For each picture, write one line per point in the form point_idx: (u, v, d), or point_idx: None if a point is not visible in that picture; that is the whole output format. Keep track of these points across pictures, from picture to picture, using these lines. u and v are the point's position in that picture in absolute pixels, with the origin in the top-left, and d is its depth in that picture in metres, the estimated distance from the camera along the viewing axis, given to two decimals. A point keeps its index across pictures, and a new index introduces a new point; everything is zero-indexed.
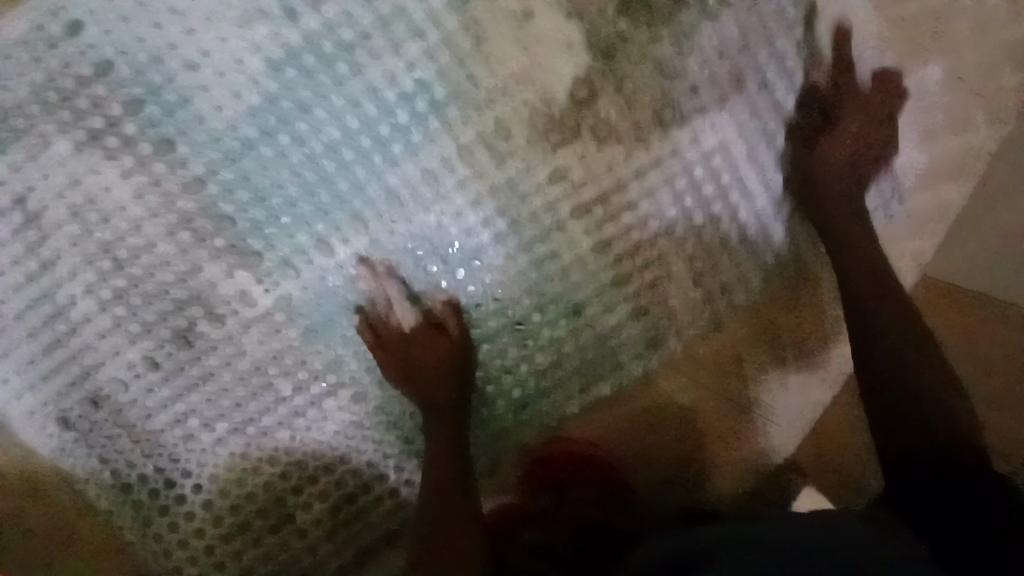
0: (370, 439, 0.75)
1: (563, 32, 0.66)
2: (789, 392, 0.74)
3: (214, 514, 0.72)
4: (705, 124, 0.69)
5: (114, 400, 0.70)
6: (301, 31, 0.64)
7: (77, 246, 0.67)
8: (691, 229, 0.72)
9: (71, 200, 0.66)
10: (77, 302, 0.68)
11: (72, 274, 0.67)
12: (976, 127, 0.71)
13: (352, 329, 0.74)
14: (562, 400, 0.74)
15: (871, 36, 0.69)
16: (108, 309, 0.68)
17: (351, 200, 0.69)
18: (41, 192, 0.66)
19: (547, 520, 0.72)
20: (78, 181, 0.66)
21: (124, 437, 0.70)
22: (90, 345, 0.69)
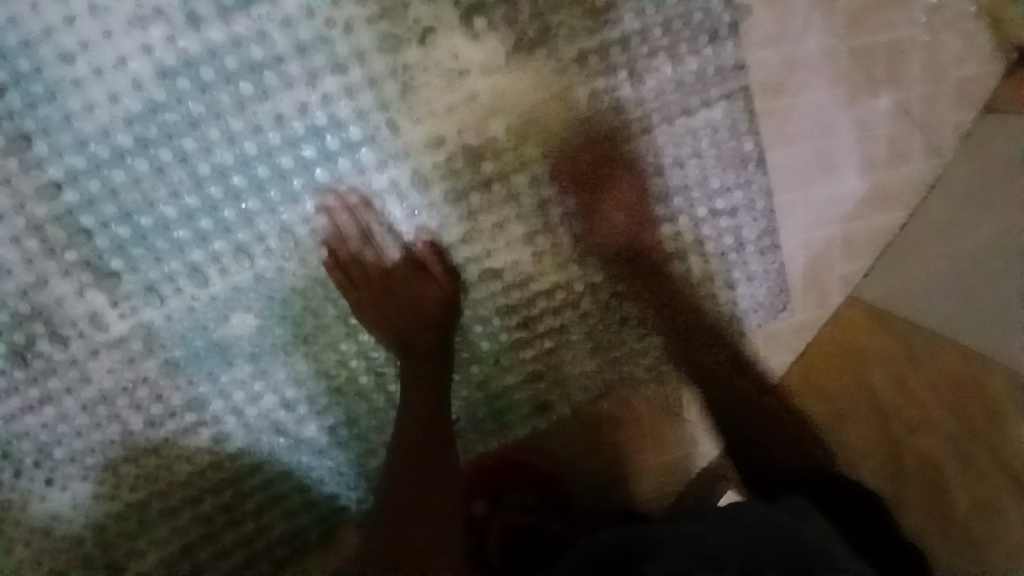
0: (234, 481, 0.69)
1: (496, 95, 0.63)
2: (714, 403, 0.78)
3: (56, 541, 0.67)
4: (622, 209, 0.69)
5: None
6: (201, 41, 0.57)
7: None
8: (596, 305, 0.72)
9: None
10: None
11: None
12: (878, 208, 0.75)
13: (223, 370, 0.66)
14: (467, 433, 0.73)
15: (785, 136, 0.70)
16: None
17: (234, 229, 0.61)
18: None
19: (486, 527, 0.74)
20: None
21: None
22: None
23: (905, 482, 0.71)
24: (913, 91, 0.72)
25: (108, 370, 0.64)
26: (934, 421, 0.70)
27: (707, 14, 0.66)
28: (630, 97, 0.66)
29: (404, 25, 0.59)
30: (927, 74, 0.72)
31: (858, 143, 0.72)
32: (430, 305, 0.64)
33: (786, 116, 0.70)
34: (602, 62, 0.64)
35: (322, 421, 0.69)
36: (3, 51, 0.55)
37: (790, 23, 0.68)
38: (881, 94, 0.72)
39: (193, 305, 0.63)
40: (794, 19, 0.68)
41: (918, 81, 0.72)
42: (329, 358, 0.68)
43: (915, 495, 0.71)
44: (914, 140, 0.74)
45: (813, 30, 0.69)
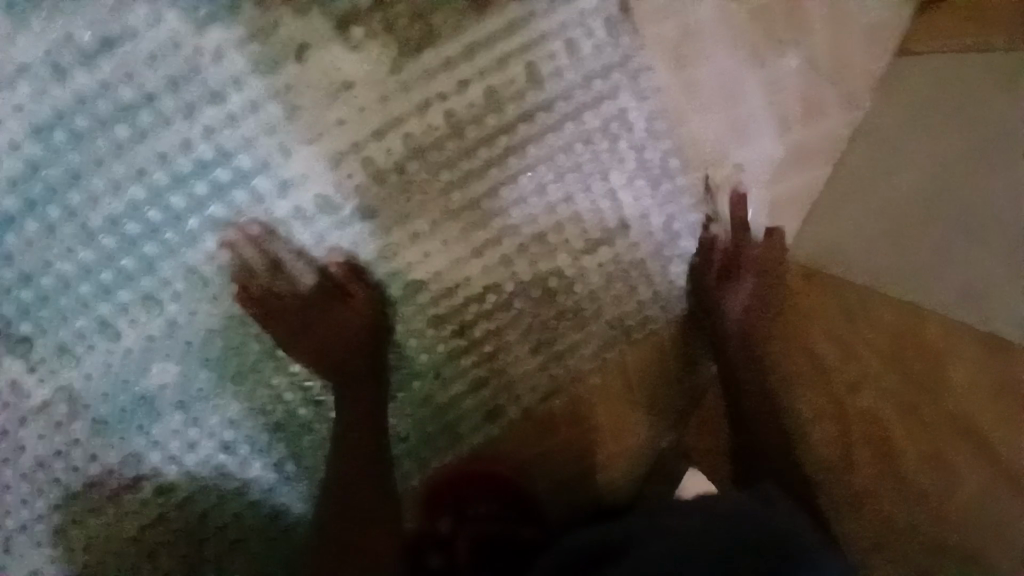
0: (186, 530, 0.68)
1: (389, 103, 0.60)
2: (671, 380, 0.75)
3: None
4: (540, 203, 0.67)
5: None
6: (71, 90, 0.55)
7: None
8: (527, 303, 0.71)
9: None
10: None
11: None
12: (808, 163, 0.71)
13: (152, 422, 0.64)
14: (421, 449, 0.73)
15: (697, 106, 0.69)
16: None
17: (136, 278, 0.59)
18: None
19: (449, 543, 0.72)
20: None
21: None
22: None
23: (854, 450, 0.68)
24: (823, 42, 0.70)
25: (39, 437, 0.63)
26: (874, 377, 0.69)
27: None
28: (529, 87, 0.63)
29: (279, 43, 0.57)
30: (832, 23, 0.70)
31: (776, 101, 0.70)
32: (354, 328, 0.63)
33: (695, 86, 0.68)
34: (494, 55, 0.62)
35: (267, 458, 0.68)
36: None
37: None
38: (792, 49, 0.69)
39: (109, 361, 0.61)
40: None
41: (825, 31, 0.70)
42: (262, 396, 0.66)
43: (866, 463, 0.68)
44: (835, 89, 0.70)
45: None
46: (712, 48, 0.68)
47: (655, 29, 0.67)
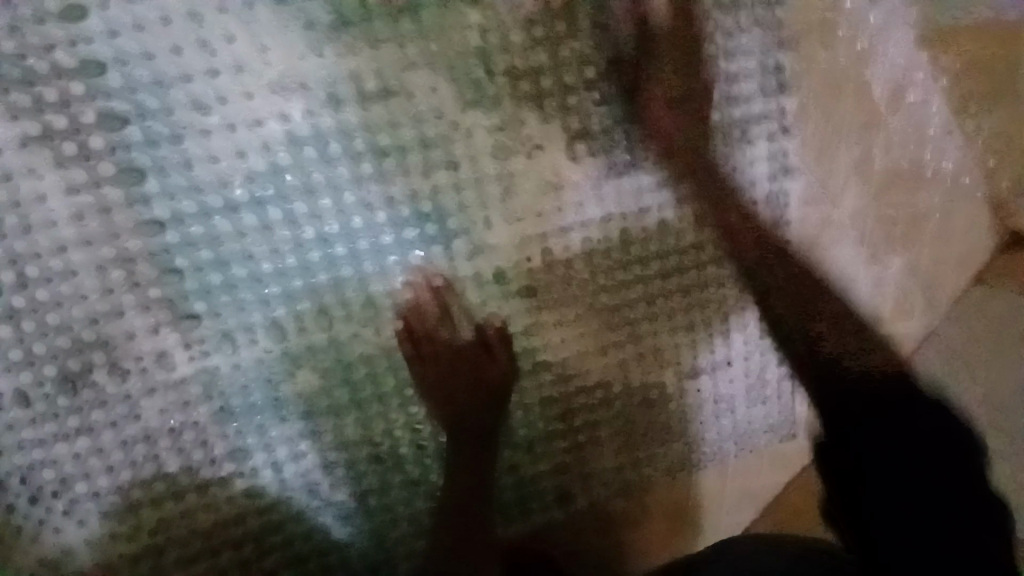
0: (254, 532, 0.69)
1: (580, 209, 0.69)
2: (724, 507, 0.85)
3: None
4: (667, 325, 0.75)
5: None
6: (336, 119, 0.61)
7: None
8: (627, 406, 0.77)
9: None
10: None
11: None
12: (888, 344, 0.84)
13: (273, 423, 0.66)
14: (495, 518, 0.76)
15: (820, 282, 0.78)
16: None
17: (322, 290, 0.64)
18: None
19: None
20: (11, 178, 0.56)
21: None
22: None
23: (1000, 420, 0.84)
24: (921, 253, 0.83)
25: (160, 409, 0.64)
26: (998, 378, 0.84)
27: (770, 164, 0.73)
28: (692, 227, 0.73)
29: (516, 136, 0.66)
30: (935, 244, 0.83)
31: (872, 291, 0.81)
32: (488, 386, 0.68)
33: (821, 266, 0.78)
34: (675, 194, 0.71)
35: (356, 486, 0.71)
36: (136, 86, 0.57)
37: (834, 186, 0.76)
38: (898, 254, 0.82)
39: (262, 356, 0.64)
40: (837, 181, 0.76)
41: (926, 248, 0.83)
42: (377, 426, 0.70)
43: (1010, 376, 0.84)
44: (923, 294, 0.84)
45: (852, 191, 0.77)
46: (844, 242, 0.78)
47: (805, 207, 0.75)
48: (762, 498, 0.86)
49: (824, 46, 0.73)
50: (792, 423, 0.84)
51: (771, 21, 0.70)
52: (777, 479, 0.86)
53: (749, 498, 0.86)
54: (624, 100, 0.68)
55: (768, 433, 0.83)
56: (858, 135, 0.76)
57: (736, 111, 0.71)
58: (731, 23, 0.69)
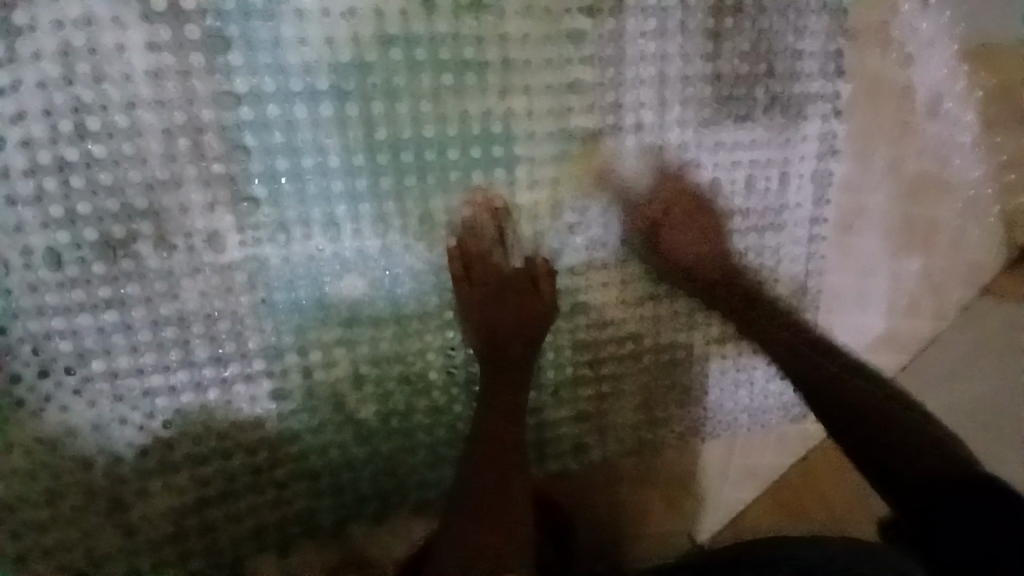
0: (271, 438, 0.67)
1: (642, 156, 0.70)
2: (725, 482, 0.86)
3: (65, 467, 0.61)
4: (702, 287, 0.77)
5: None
6: (428, 22, 0.61)
7: (47, 87, 0.54)
8: (653, 363, 0.78)
9: (71, 39, 0.54)
10: (4, 152, 0.54)
11: (21, 118, 0.54)
12: (893, 338, 0.88)
13: (311, 325, 0.65)
14: None
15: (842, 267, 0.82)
16: (36, 177, 0.56)
17: (383, 197, 0.63)
18: (41, 16, 0.53)
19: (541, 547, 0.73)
20: (93, 24, 0.54)
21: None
22: None
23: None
24: (938, 260, 0.86)
25: (200, 293, 0.61)
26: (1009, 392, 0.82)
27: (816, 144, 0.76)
28: (740, 194, 0.75)
29: (594, 75, 0.67)
30: (950, 251, 0.86)
31: (884, 287, 0.85)
32: (530, 318, 0.68)
33: (846, 252, 0.82)
34: (728, 160, 0.74)
35: (381, 405, 0.69)
36: None
37: (868, 180, 0.80)
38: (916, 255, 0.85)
39: (314, 255, 0.63)
40: (871, 175, 0.80)
41: (943, 254, 0.86)
42: (411, 345, 0.69)
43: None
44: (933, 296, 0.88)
45: (883, 188, 0.81)
46: (867, 235, 0.82)
47: (838, 193, 0.79)
48: (764, 478, 0.87)
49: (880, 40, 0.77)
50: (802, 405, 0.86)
51: (840, 8, 0.74)
52: (781, 458, 0.87)
53: (750, 477, 0.87)
54: (698, 59, 0.70)
55: (779, 409, 0.85)
56: (896, 140, 0.80)
57: (796, 89, 0.74)
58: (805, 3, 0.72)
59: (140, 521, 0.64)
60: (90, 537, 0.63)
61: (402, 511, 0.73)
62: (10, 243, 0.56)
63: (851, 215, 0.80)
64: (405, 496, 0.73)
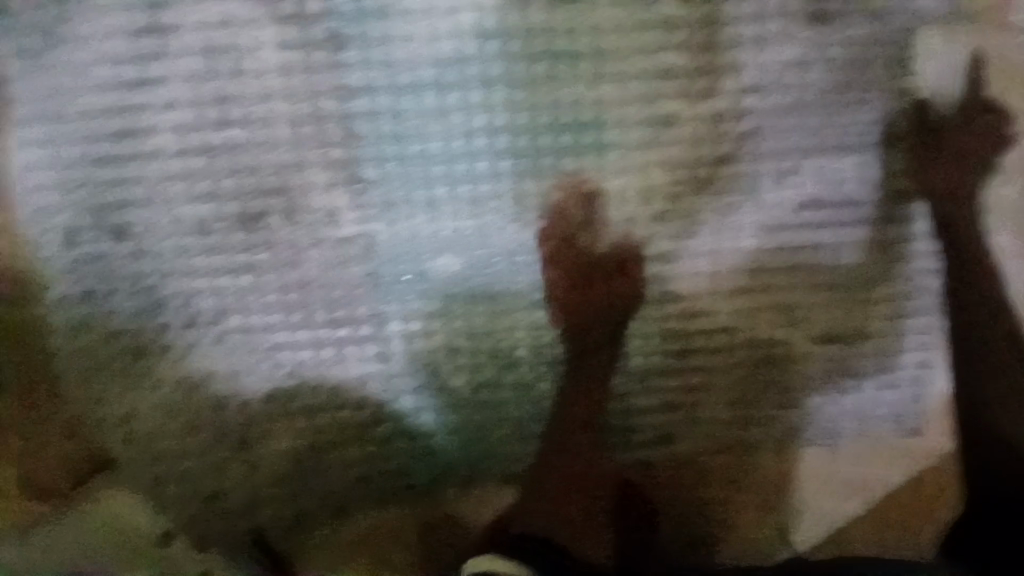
0: (373, 397, 0.74)
1: (738, 142, 0.69)
2: (828, 494, 0.78)
3: (206, 406, 0.73)
4: (805, 280, 0.73)
5: (162, 246, 0.70)
6: (522, 18, 0.66)
7: (190, 82, 0.67)
8: (748, 358, 0.75)
9: (211, 39, 0.67)
10: (160, 133, 0.68)
11: (170, 106, 0.67)
12: None
13: (411, 297, 0.72)
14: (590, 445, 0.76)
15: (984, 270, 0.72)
16: (184, 154, 0.68)
17: (479, 180, 0.68)
18: (183, 20, 0.66)
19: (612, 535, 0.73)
20: (229, 26, 0.67)
21: (163, 284, 0.70)
22: (153, 177, 0.69)
23: None
24: None
25: (321, 263, 0.71)
26: None
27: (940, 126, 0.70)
28: (850, 181, 0.71)
29: (687, 60, 0.67)
30: None
31: None
32: (617, 299, 0.71)
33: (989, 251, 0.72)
34: (835, 145, 0.70)
35: (471, 376, 0.74)
36: None
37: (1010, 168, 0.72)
38: None
39: (415, 232, 0.70)
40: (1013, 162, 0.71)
41: None
42: (502, 322, 0.73)
43: None
44: None
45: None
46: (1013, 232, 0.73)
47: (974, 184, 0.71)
48: (875, 493, 0.78)
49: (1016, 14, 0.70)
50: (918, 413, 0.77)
51: None
52: (895, 473, 0.78)
53: (858, 490, 0.78)
54: (796, 42, 0.68)
55: (895, 425, 0.77)
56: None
57: (907, 71, 0.70)
58: None
59: (263, 458, 0.74)
60: (222, 467, 0.73)
61: (488, 481, 0.77)
62: (163, 212, 0.69)
63: (1013, 208, 0.73)
64: (491, 467, 0.77)
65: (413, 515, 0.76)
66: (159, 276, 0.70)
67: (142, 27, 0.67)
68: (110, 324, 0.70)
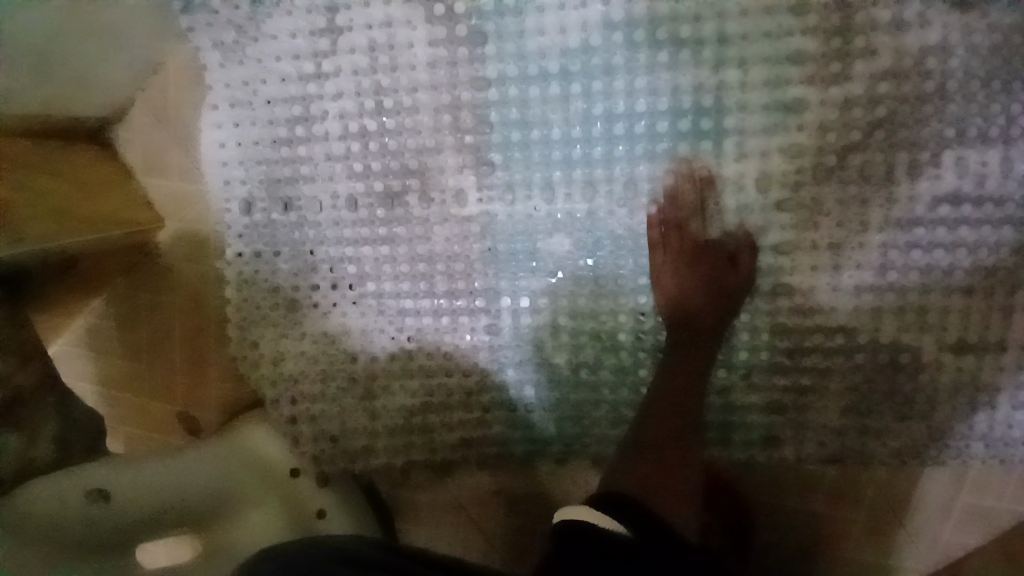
0: (482, 367, 0.79)
1: (870, 133, 0.67)
2: (945, 519, 0.74)
3: (340, 360, 0.82)
4: (938, 281, 0.69)
5: (315, 215, 0.80)
6: (649, 9, 0.68)
7: (358, 75, 0.76)
8: (868, 363, 0.71)
9: (376, 36, 0.75)
10: (324, 119, 0.78)
11: (338, 95, 0.77)
12: None
13: (524, 274, 0.76)
14: None
15: None
16: (345, 139, 0.78)
17: (596, 165, 0.72)
18: (354, 21, 0.75)
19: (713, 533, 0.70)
20: (391, 26, 0.74)
21: (313, 250, 0.80)
22: (316, 157, 0.79)
23: None
24: None
25: (445, 238, 0.77)
26: None
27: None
28: (995, 177, 0.66)
29: (817, 48, 0.66)
30: None
31: None
32: (724, 291, 0.70)
33: None
34: (978, 137, 0.66)
35: (574, 354, 0.77)
36: None
37: None
38: None
39: (532, 213, 0.74)
40: None
41: None
42: (607, 304, 0.75)
43: None
44: None
45: None
46: None
47: None
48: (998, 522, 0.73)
49: None
50: None
51: None
52: (1020, 502, 0.72)
53: (978, 518, 0.73)
54: (941, 26, 0.65)
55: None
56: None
57: None
58: None
59: (382, 412, 0.82)
60: (344, 413, 0.82)
61: (582, 458, 0.80)
62: (323, 189, 0.79)
63: None
64: (586, 446, 0.79)
65: (508, 479, 0.81)
66: (312, 243, 0.80)
67: (318, 27, 0.76)
68: (270, 282, 0.81)
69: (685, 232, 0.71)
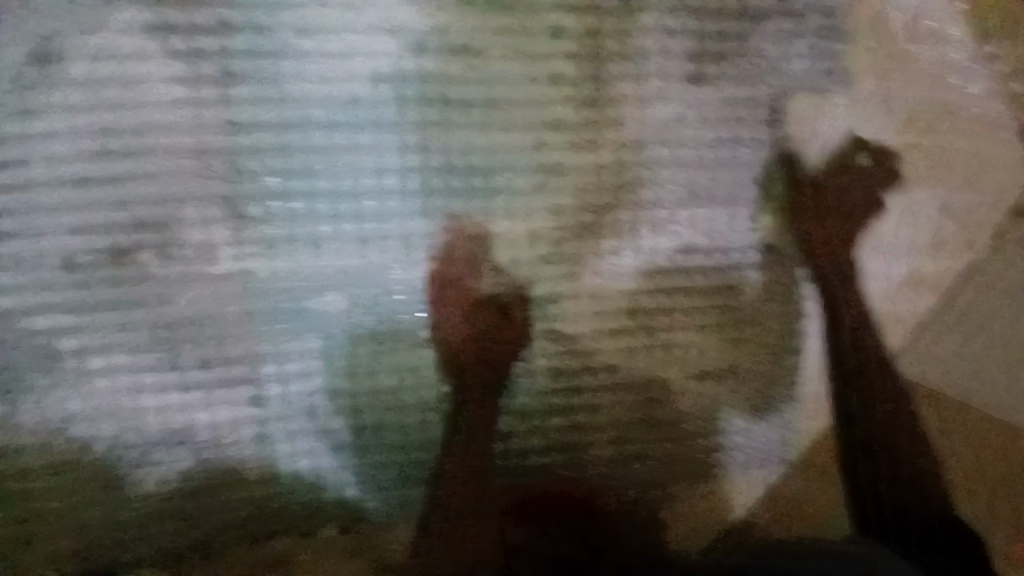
0: (248, 440, 0.71)
1: (621, 193, 0.73)
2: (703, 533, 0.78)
3: (69, 452, 0.68)
4: (682, 322, 0.77)
5: (21, 279, 0.65)
6: (417, 64, 0.67)
7: (75, 111, 0.63)
8: (628, 397, 0.77)
9: (103, 68, 0.63)
10: (30, 162, 0.63)
11: (55, 135, 0.63)
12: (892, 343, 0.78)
13: (293, 337, 0.69)
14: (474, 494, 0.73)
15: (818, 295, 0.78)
16: (60, 187, 0.64)
17: (366, 220, 0.68)
18: (72, 48, 0.63)
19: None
20: (123, 59, 0.63)
21: (23, 320, 0.65)
22: (20, 209, 0.64)
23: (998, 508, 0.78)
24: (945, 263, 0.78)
25: (194, 299, 0.67)
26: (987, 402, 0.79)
27: (793, 171, 0.76)
28: (720, 232, 0.76)
29: (574, 114, 0.71)
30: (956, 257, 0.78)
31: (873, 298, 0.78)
32: (499, 343, 0.73)
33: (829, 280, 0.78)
34: (707, 196, 0.75)
35: (354, 418, 0.72)
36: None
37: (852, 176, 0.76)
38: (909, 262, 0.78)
39: (298, 270, 0.68)
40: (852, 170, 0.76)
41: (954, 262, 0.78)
42: (388, 362, 0.72)
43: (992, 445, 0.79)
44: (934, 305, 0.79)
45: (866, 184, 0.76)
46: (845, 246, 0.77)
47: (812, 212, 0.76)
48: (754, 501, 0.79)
49: (874, 74, 0.76)
50: (780, 446, 0.79)
51: (822, 54, 0.75)
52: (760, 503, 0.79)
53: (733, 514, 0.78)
54: (675, 101, 0.73)
55: (764, 457, 0.79)
56: (942, 173, 0.77)
57: (773, 133, 0.75)
58: (787, 48, 0.75)
59: (125, 504, 0.69)
60: (79, 512, 0.68)
61: (368, 525, 0.74)
62: (32, 247, 0.64)
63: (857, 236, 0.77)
64: (374, 511, 0.74)
65: (282, 558, 0.72)
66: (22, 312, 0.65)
67: (21, 52, 0.63)
68: None
69: (462, 288, 0.71)
